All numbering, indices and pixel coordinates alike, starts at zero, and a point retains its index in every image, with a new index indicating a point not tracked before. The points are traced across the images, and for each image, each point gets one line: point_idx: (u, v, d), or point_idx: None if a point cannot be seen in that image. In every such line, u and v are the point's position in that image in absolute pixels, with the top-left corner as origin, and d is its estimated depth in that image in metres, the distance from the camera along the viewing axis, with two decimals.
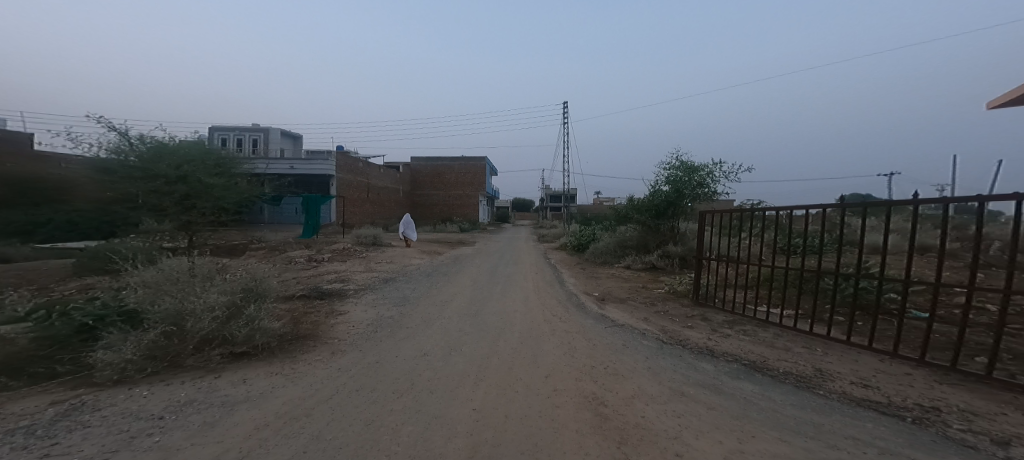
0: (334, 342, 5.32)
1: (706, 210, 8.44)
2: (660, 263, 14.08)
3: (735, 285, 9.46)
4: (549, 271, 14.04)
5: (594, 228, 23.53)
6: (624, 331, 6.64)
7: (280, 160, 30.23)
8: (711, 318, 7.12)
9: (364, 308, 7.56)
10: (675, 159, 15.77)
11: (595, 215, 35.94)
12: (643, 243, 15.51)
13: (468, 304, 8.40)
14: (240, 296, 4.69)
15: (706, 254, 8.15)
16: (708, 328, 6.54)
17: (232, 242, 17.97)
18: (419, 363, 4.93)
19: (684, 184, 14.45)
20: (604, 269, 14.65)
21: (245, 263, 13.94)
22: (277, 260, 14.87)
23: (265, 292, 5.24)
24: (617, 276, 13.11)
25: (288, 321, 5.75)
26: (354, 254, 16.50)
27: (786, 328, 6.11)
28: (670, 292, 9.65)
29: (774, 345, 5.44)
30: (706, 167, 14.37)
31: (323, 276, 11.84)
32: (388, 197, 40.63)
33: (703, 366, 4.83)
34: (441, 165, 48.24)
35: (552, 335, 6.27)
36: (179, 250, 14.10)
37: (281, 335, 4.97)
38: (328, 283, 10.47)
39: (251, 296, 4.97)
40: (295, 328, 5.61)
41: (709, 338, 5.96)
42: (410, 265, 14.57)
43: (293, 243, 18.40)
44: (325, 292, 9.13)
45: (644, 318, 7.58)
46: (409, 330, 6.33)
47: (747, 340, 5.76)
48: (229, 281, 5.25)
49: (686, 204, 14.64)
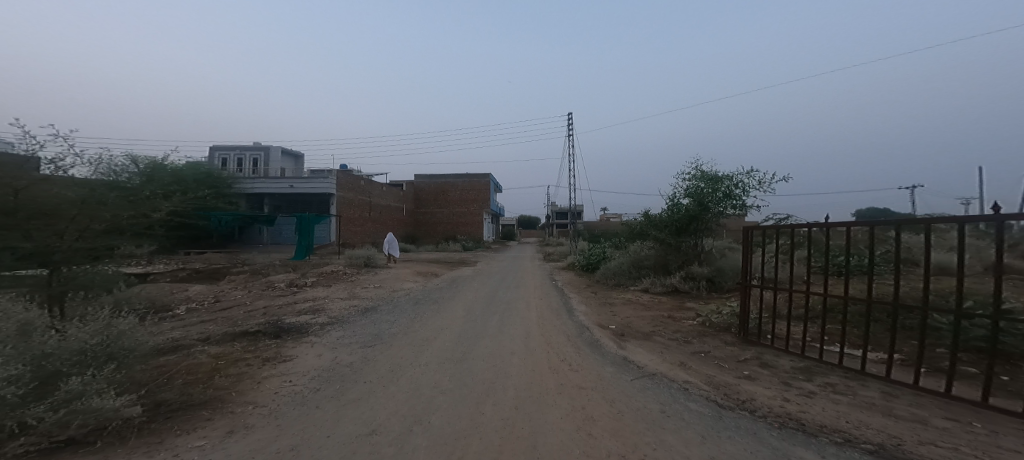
0: (244, 410, 3.72)
1: (752, 225, 6.56)
2: (683, 286, 12.29)
3: (785, 316, 7.65)
4: (556, 295, 12.33)
5: (604, 246, 21.81)
6: (659, 386, 4.86)
7: (279, 180, 29.31)
8: (774, 364, 5.33)
9: (322, 352, 5.93)
10: (696, 168, 14.01)
11: (604, 232, 34.22)
12: (662, 262, 13.73)
13: (455, 345, 6.74)
14: (72, 357, 3.05)
15: (755, 282, 6.26)
16: (776, 380, 4.74)
17: (214, 264, 16.63)
18: (360, 448, 3.30)
19: (708, 195, 12.70)
20: (618, 294, 12.86)
21: (216, 292, 12.46)
22: (254, 286, 13.39)
23: (129, 350, 3.57)
24: (635, 302, 11.35)
25: (183, 382, 4.07)
26: (342, 277, 14.99)
27: (893, 383, 4.23)
28: (705, 323, 7.86)
29: (894, 414, 3.63)
30: (731, 176, 12.68)
31: (297, 305, 10.33)
32: (391, 216, 39.52)
33: (800, 454, 3.04)
34: (446, 182, 47.28)
35: (558, 397, 4.55)
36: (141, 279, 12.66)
37: (150, 410, 3.31)
38: (297, 315, 8.94)
39: (114, 352, 3.37)
40: (190, 390, 3.92)
41: (786, 400, 4.15)
42: (400, 289, 12.99)
43: (279, 266, 16.98)
44: (286, 327, 7.53)
45: (680, 363, 5.82)
46: (366, 388, 4.69)
47: (846, 404, 3.89)
48: (73, 333, 3.54)
49: (710, 218, 12.92)
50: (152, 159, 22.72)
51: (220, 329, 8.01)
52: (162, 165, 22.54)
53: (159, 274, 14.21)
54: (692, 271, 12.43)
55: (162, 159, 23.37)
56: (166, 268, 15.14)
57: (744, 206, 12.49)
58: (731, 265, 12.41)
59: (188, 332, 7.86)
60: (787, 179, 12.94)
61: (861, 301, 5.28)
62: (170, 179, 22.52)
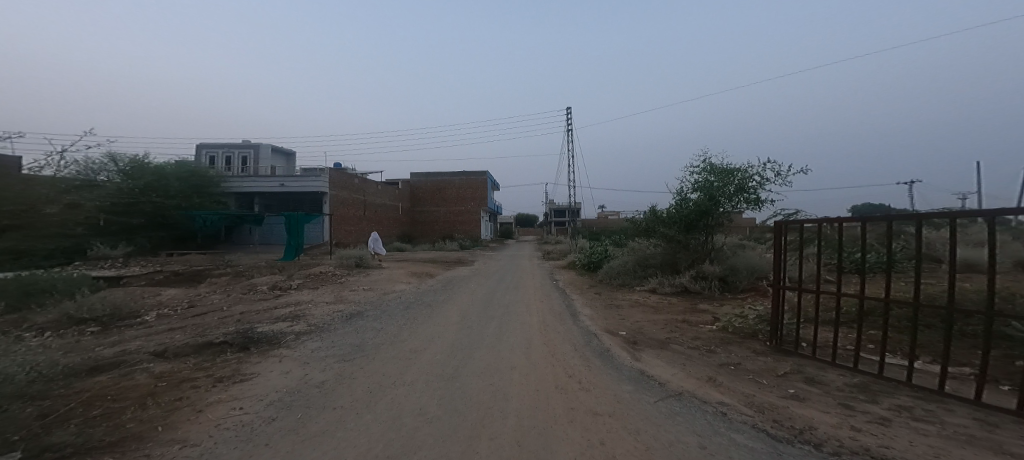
0: (164, 453, 2.80)
1: (787, 220, 5.59)
2: (694, 286, 11.45)
3: (815, 320, 6.86)
4: (558, 297, 11.54)
5: (606, 244, 21.01)
6: (691, 411, 4.02)
7: (269, 178, 28.33)
8: (823, 380, 4.50)
9: (290, 369, 5.03)
10: (705, 161, 13.15)
11: (604, 230, 33.50)
12: (670, 261, 12.90)
13: (446, 359, 5.86)
14: None
15: (792, 287, 5.37)
16: (834, 402, 3.92)
17: (196, 266, 15.69)
18: None
19: (720, 189, 11.86)
20: (624, 295, 12.03)
21: (191, 296, 11.55)
22: (235, 289, 12.48)
23: None
24: (644, 304, 10.53)
25: (91, 418, 3.15)
26: (331, 279, 14.12)
27: (986, 406, 3.42)
28: (728, 328, 7.04)
29: (1008, 452, 2.81)
30: (744, 168, 11.83)
31: (276, 310, 9.44)
32: (386, 215, 38.58)
33: None
34: (442, 180, 46.34)
35: (569, 426, 3.72)
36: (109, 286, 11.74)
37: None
38: (272, 322, 8.05)
39: None
40: (97, 427, 3.00)
41: (857, 429, 3.32)
42: (391, 292, 12.13)
43: (264, 267, 16.06)
44: (256, 336, 6.66)
45: (709, 379, 4.99)
46: (336, 416, 3.84)
47: (939, 437, 3.06)
48: None
49: (722, 214, 12.09)
50: (133, 157, 21.79)
51: (183, 339, 7.12)
52: (144, 164, 21.65)
53: (133, 278, 13.28)
54: (703, 269, 11.59)
55: (145, 157, 22.48)
56: (141, 271, 14.20)
57: (759, 200, 11.64)
58: (745, 263, 11.57)
59: (146, 344, 6.97)
60: (804, 171, 12.06)
61: (848, 299, 4.85)
62: (153, 178, 21.63)
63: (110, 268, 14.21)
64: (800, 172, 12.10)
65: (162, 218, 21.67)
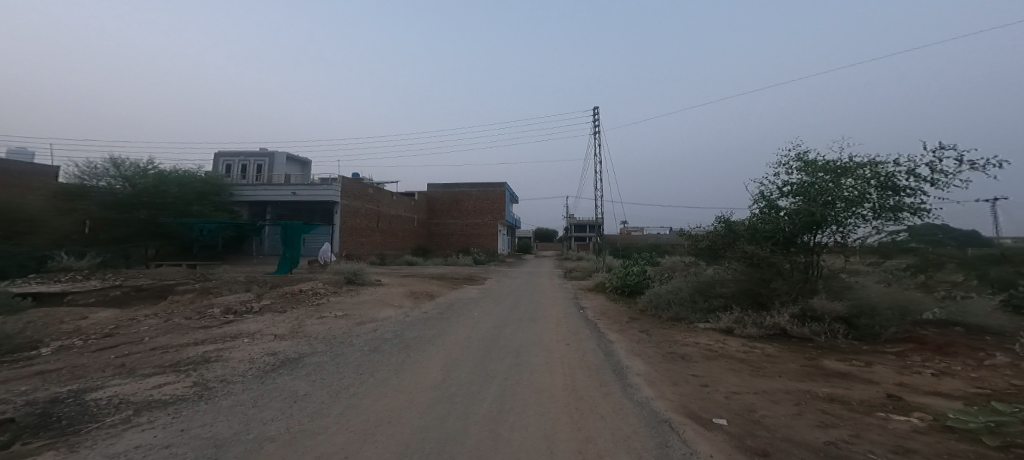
0: None
1: None
2: (799, 331, 7.70)
3: None
4: (593, 336, 8.19)
5: (642, 263, 17.38)
6: None
7: (279, 187, 26.87)
8: None
9: None
10: (804, 155, 9.51)
11: (636, 246, 29.75)
12: (752, 290, 9.13)
13: None
14: None
15: None
16: None
17: (166, 280, 13.57)
18: None
19: (839, 190, 8.16)
20: (688, 336, 8.43)
21: (121, 320, 9.13)
22: (184, 311, 10.06)
23: None
24: (728, 355, 6.99)
25: None
26: (307, 299, 11.48)
27: None
28: (972, 434, 3.42)
29: None
30: (877, 164, 8.06)
31: (191, 348, 6.64)
32: (401, 227, 36.57)
33: None
34: (459, 191, 44.09)
35: None
36: (32, 308, 9.55)
37: None
38: (149, 374, 5.15)
39: None
40: None
41: None
42: (369, 320, 9.28)
43: (240, 282, 13.74)
44: (64, 412, 3.78)
45: None
46: None
47: None
48: None
49: (836, 228, 8.37)
50: (138, 161, 20.91)
51: None
52: (147, 170, 20.48)
53: (81, 295, 11.24)
54: (814, 306, 7.83)
55: (152, 162, 21.56)
56: (95, 287, 12.13)
57: (900, 209, 7.92)
58: (881, 300, 7.73)
59: None
60: (980, 168, 8.13)
61: None
62: (152, 183, 20.26)
63: (63, 284, 12.23)
64: (972, 169, 8.12)
65: (158, 227, 20.04)
